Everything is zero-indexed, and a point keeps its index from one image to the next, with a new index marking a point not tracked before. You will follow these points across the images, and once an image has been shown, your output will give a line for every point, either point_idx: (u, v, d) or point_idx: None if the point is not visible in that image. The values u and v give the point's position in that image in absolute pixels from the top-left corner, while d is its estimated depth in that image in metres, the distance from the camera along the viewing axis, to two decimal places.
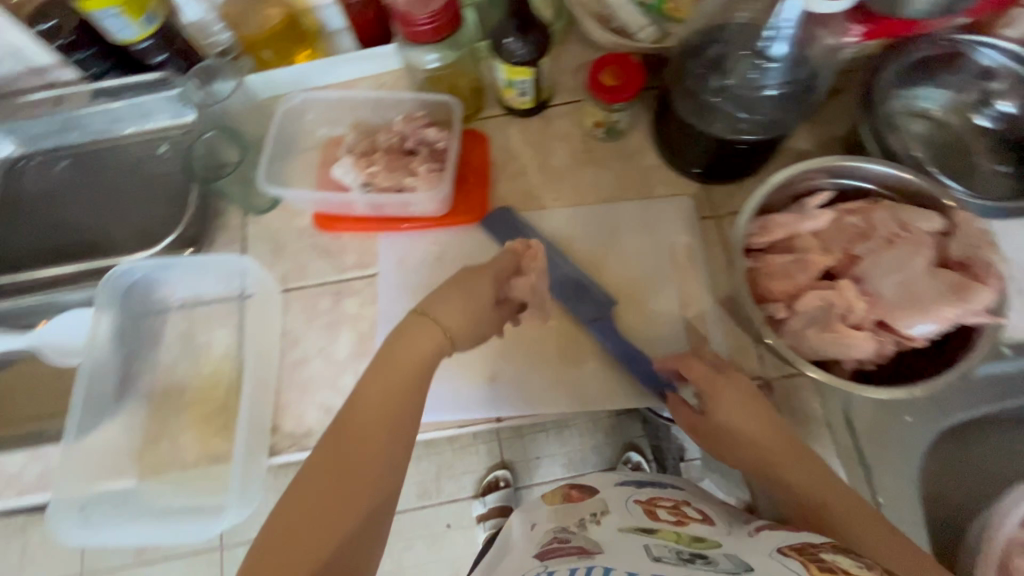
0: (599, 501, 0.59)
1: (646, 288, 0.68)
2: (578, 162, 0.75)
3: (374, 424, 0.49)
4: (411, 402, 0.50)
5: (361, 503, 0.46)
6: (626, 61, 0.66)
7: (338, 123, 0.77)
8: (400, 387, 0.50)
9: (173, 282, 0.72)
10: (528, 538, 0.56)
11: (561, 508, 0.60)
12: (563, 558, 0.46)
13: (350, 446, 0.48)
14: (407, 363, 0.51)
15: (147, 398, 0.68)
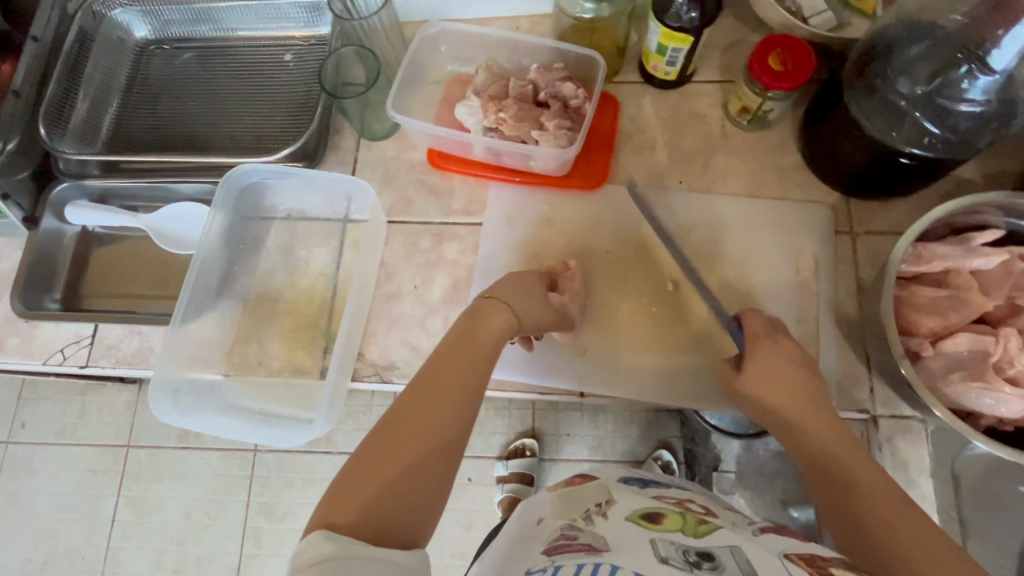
0: (602, 489, 0.56)
1: (761, 294, 0.64)
2: (711, 146, 0.70)
3: (454, 386, 0.49)
4: (481, 371, 0.51)
5: (435, 464, 0.45)
6: (799, 46, 0.60)
7: (468, 61, 0.74)
8: (480, 357, 0.51)
9: (282, 191, 0.72)
10: (532, 533, 0.52)
11: (565, 494, 0.57)
12: (572, 556, 0.43)
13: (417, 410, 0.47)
14: (487, 339, 0.52)
15: (243, 299, 0.70)
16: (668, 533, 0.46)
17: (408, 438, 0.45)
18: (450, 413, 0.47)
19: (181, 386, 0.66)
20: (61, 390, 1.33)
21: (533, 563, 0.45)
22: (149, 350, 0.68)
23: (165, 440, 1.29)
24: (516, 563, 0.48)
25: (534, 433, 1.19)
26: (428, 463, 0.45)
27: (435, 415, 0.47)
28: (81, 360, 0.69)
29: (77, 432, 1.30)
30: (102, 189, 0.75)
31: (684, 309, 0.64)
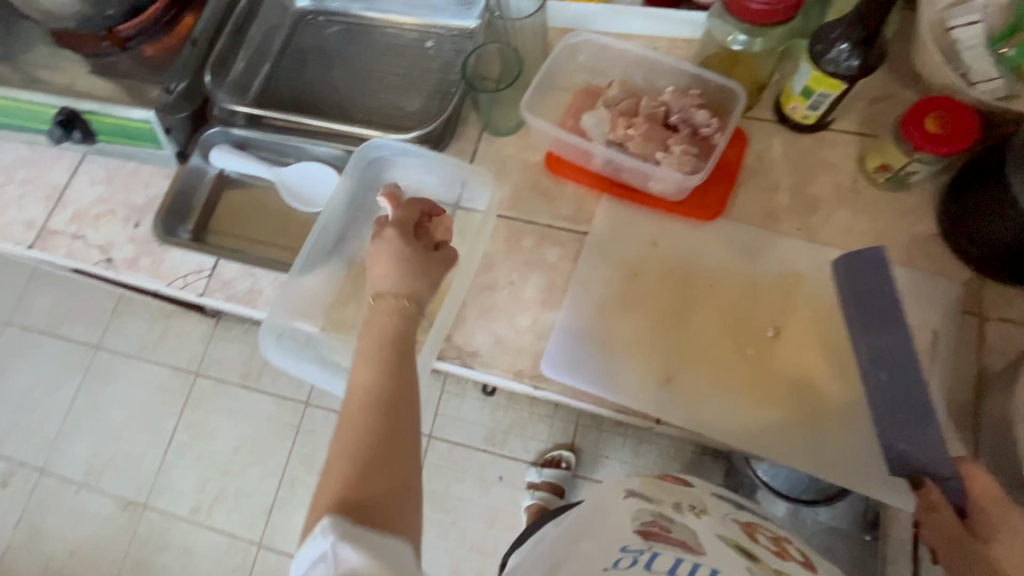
0: (697, 499, 0.56)
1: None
2: (838, 199, 0.68)
3: (374, 397, 0.44)
4: (402, 354, 0.47)
5: (393, 468, 0.41)
6: (962, 111, 0.57)
7: (601, 73, 0.75)
8: (396, 340, 0.48)
9: (404, 169, 0.76)
10: (618, 505, 0.51)
11: (655, 486, 0.56)
12: (668, 546, 0.43)
13: (374, 415, 0.43)
14: (395, 338, 0.48)
15: (349, 263, 0.74)
16: (764, 572, 0.44)
17: (365, 437, 0.42)
18: (393, 416, 0.43)
19: (284, 332, 0.70)
20: (153, 312, 1.46)
21: (628, 541, 0.44)
22: (259, 291, 0.74)
23: (230, 376, 1.38)
24: (603, 531, 0.47)
25: (572, 447, 1.19)
26: (388, 468, 0.41)
27: (371, 418, 0.43)
28: (199, 289, 0.75)
29: (159, 351, 1.42)
30: (243, 138, 0.81)
31: (786, 356, 0.62)
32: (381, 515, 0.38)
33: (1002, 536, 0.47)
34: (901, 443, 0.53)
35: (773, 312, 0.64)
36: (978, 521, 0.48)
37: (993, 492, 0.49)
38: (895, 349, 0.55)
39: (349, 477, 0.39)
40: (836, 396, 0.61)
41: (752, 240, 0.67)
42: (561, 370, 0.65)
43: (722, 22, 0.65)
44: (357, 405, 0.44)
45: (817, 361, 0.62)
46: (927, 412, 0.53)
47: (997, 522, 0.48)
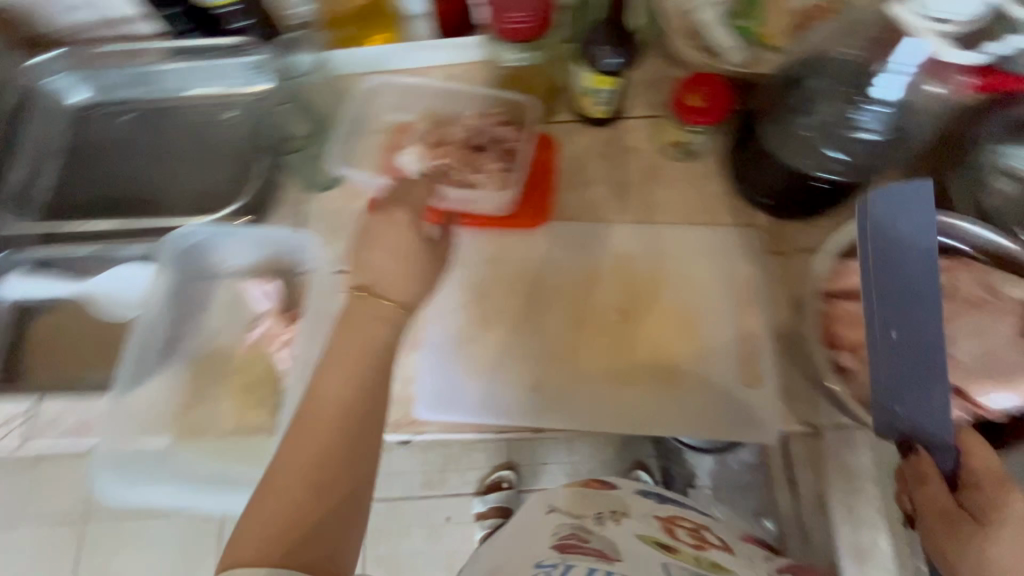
0: (618, 500, 0.55)
1: (707, 318, 0.66)
2: (647, 178, 0.73)
3: (306, 443, 0.44)
4: (362, 367, 0.48)
5: (342, 494, 0.43)
6: (715, 83, 0.64)
7: (408, 110, 0.76)
8: (360, 359, 0.49)
9: (229, 249, 0.71)
10: (540, 523, 0.50)
11: (580, 494, 0.55)
12: (583, 558, 0.43)
13: (314, 429, 0.45)
14: (352, 346, 0.50)
15: (189, 361, 0.69)
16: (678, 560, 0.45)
17: (316, 460, 0.43)
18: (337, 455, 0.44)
19: (126, 459, 0.62)
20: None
21: (542, 556, 0.43)
22: (92, 419, 0.66)
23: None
24: (523, 543, 0.46)
25: (511, 465, 1.01)
26: (323, 508, 0.42)
27: (311, 455, 0.44)
28: (17, 439, 0.66)
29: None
30: (39, 258, 0.73)
31: (641, 334, 0.66)
32: (325, 547, 0.41)
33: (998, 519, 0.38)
34: (898, 408, 0.42)
35: (616, 296, 0.68)
36: (969, 496, 0.41)
37: (994, 472, 0.41)
38: (910, 292, 0.41)
39: (284, 506, 0.41)
40: (688, 359, 0.65)
41: (583, 235, 0.71)
42: (434, 408, 0.64)
43: (495, 45, 0.69)
44: (298, 441, 0.44)
45: (666, 333, 0.66)
46: (943, 376, 0.40)
47: (995, 503, 0.39)
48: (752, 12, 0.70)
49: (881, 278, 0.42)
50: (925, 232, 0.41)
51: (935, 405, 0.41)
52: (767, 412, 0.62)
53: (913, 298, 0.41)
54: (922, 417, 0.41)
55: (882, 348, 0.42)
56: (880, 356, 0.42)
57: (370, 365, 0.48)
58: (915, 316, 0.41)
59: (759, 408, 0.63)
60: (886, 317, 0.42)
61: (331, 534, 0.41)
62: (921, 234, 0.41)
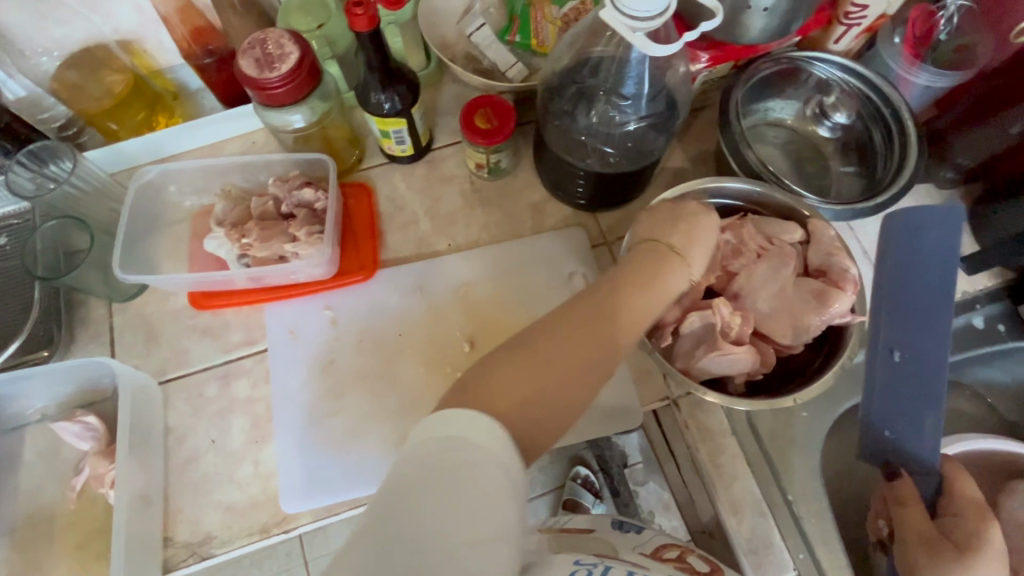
0: (605, 544, 0.49)
1: (641, 308, 0.48)
2: (468, 203, 0.74)
3: (609, 332, 0.46)
4: (639, 297, 0.48)
5: (576, 379, 0.44)
6: (497, 103, 0.66)
7: (206, 191, 0.71)
8: (653, 286, 0.49)
9: (25, 393, 0.63)
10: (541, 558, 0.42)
11: (564, 539, 0.51)
12: (620, 561, 0.42)
13: (580, 326, 0.46)
14: (656, 289, 0.49)
15: (9, 531, 0.60)
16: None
17: (584, 343, 0.45)
18: (600, 352, 0.45)
19: None
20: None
21: (579, 556, 0.42)
22: None
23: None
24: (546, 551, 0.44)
25: None
26: (555, 394, 0.43)
27: (593, 368, 0.45)
28: None
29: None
30: None
31: (609, 298, 0.48)
32: (528, 437, 0.41)
33: (967, 534, 0.51)
34: (890, 432, 0.53)
35: (463, 326, 0.67)
36: (950, 523, 0.53)
37: (973, 500, 0.54)
38: (932, 310, 0.51)
39: (518, 391, 0.41)
40: None
41: (417, 274, 0.70)
42: (302, 497, 0.60)
43: (266, 116, 0.64)
44: (578, 341, 0.45)
45: (671, 288, 0.50)
46: (933, 402, 0.51)
47: (972, 529, 0.52)
48: (519, 28, 0.73)
49: (890, 295, 0.52)
50: (944, 252, 0.50)
51: (921, 428, 0.52)
52: (626, 400, 0.64)
53: (934, 325, 0.51)
54: (909, 435, 0.52)
55: (879, 369, 0.52)
56: (886, 373, 0.52)
57: (644, 298, 0.48)
58: (928, 356, 0.51)
59: (619, 398, 0.64)
60: (892, 340, 0.52)
61: (540, 420, 0.42)
62: (949, 253, 0.50)
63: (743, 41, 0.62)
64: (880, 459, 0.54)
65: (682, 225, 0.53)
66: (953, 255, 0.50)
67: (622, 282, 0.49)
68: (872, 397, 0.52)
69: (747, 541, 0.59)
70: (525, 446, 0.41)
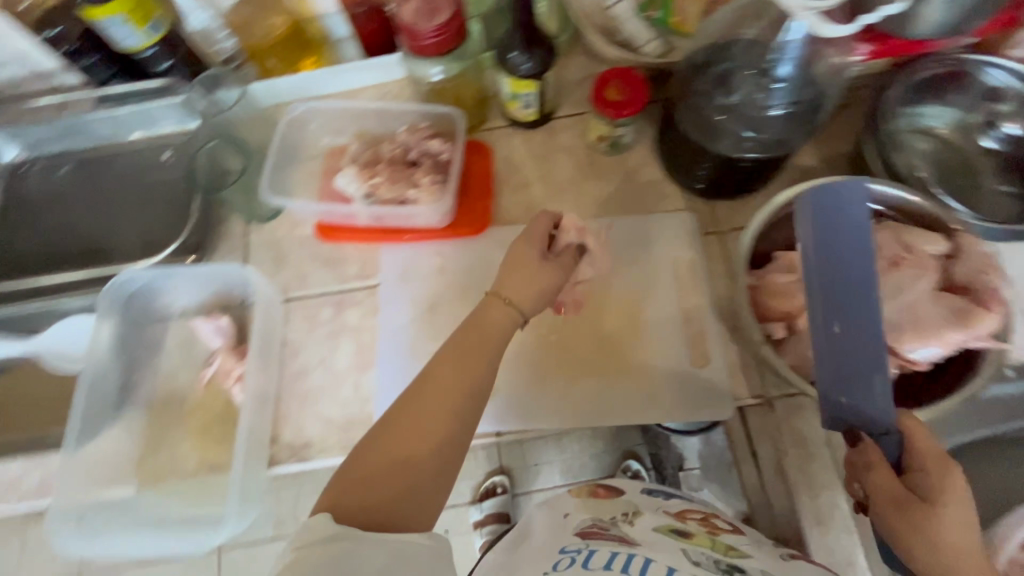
0: (627, 502, 0.59)
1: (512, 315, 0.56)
2: (582, 175, 0.75)
3: (472, 402, 0.51)
4: (489, 352, 0.53)
5: (433, 427, 0.49)
6: (633, 76, 0.66)
7: (342, 132, 0.77)
8: (489, 335, 0.54)
9: (173, 289, 0.71)
10: (560, 525, 0.56)
11: (589, 499, 0.60)
12: (606, 541, 0.49)
13: (434, 390, 0.50)
14: (478, 333, 0.54)
15: (147, 404, 0.69)
16: (696, 546, 0.50)
17: (437, 405, 0.49)
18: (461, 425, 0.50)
19: (88, 511, 0.62)
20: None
21: (567, 542, 0.51)
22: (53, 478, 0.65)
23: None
24: (550, 538, 0.53)
25: (503, 468, 1.09)
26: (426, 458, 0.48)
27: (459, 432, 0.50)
28: None
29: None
30: None
31: (476, 347, 0.53)
32: (408, 496, 0.46)
33: (944, 496, 0.41)
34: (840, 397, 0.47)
35: None
36: (914, 478, 0.43)
37: (930, 452, 0.43)
38: (852, 288, 0.46)
39: (387, 475, 0.46)
40: (635, 350, 0.66)
41: None
42: None
43: (414, 63, 0.69)
44: (438, 415, 0.49)
45: (495, 324, 0.55)
46: (878, 364, 0.45)
47: (941, 485, 0.42)
48: (661, 4, 0.72)
49: (822, 266, 0.47)
50: (858, 228, 0.47)
51: (875, 394, 0.46)
52: (718, 389, 0.64)
53: (863, 297, 0.46)
54: (866, 405, 0.46)
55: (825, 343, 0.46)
56: (828, 348, 0.47)
57: (490, 353, 0.53)
58: (857, 330, 0.46)
59: (712, 386, 0.64)
60: (829, 314, 0.46)
61: (417, 486, 0.47)
62: (856, 225, 0.47)
63: (911, 35, 0.58)
64: (839, 423, 0.47)
65: (524, 245, 0.59)
66: (870, 227, 0.47)
67: (464, 357, 0.53)
68: (822, 368, 0.47)
69: (828, 551, 0.58)
70: (413, 505, 0.46)
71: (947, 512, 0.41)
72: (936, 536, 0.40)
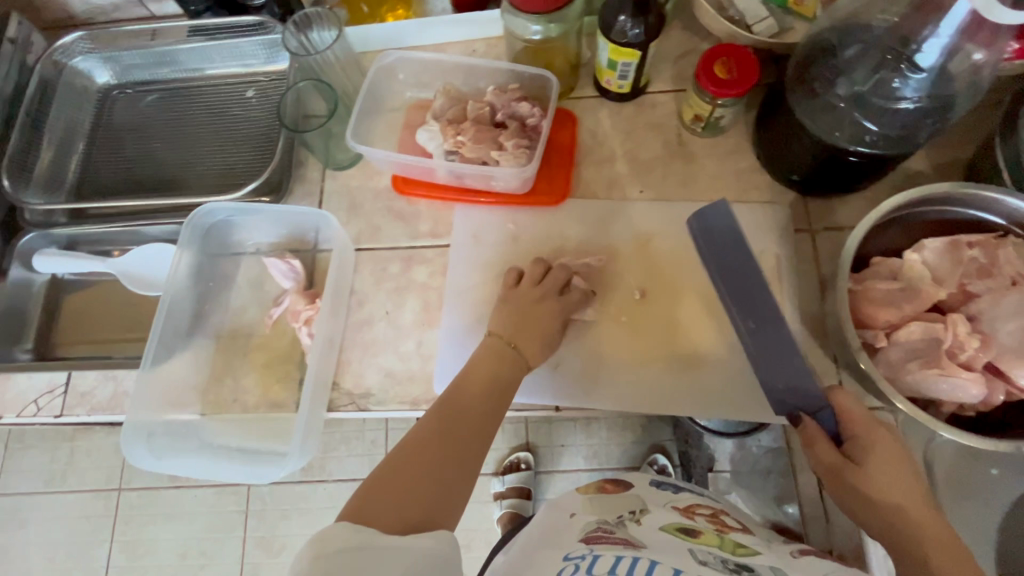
0: (636, 500, 0.56)
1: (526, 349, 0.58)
2: (670, 155, 0.72)
3: (469, 423, 0.51)
4: (502, 387, 0.55)
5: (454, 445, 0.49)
6: (746, 54, 0.62)
7: (427, 87, 0.75)
8: (502, 371, 0.56)
9: (250, 226, 0.72)
10: (564, 527, 0.50)
11: (596, 499, 0.56)
12: (610, 546, 0.43)
13: (449, 416, 0.51)
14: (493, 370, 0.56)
15: (215, 335, 0.70)
16: (705, 546, 0.44)
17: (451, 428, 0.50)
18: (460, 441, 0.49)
19: (157, 429, 0.65)
20: (10, 443, 1.16)
21: (570, 549, 0.44)
22: (123, 394, 0.68)
23: (108, 484, 1.14)
24: (552, 543, 0.47)
25: (528, 446, 1.15)
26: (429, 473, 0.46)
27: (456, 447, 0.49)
28: (55, 409, 0.68)
29: (31, 474, 1.14)
30: (69, 236, 0.75)
31: (478, 380, 0.55)
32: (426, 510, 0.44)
33: (872, 455, 0.46)
34: (781, 386, 0.55)
35: (638, 275, 0.67)
36: (851, 446, 0.48)
37: (860, 415, 0.49)
38: (747, 288, 0.58)
39: (404, 488, 0.45)
40: (706, 343, 0.64)
41: (602, 211, 0.70)
42: None
43: (514, 18, 0.66)
44: (445, 436, 0.49)
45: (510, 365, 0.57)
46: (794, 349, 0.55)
47: (871, 447, 0.47)
48: None
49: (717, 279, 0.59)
50: (734, 239, 0.59)
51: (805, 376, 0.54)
52: None
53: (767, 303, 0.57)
54: (801, 384, 0.54)
55: (751, 344, 0.57)
56: (756, 344, 0.57)
57: (503, 388, 0.55)
58: (773, 324, 0.56)
59: None
60: (745, 316, 0.58)
61: (428, 502, 0.44)
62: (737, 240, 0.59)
63: None
64: (786, 408, 0.54)
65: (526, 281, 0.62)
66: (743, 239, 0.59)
67: (459, 392, 0.53)
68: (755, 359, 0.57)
69: None
70: (429, 518, 0.43)
71: (875, 465, 0.46)
72: (870, 487, 0.45)
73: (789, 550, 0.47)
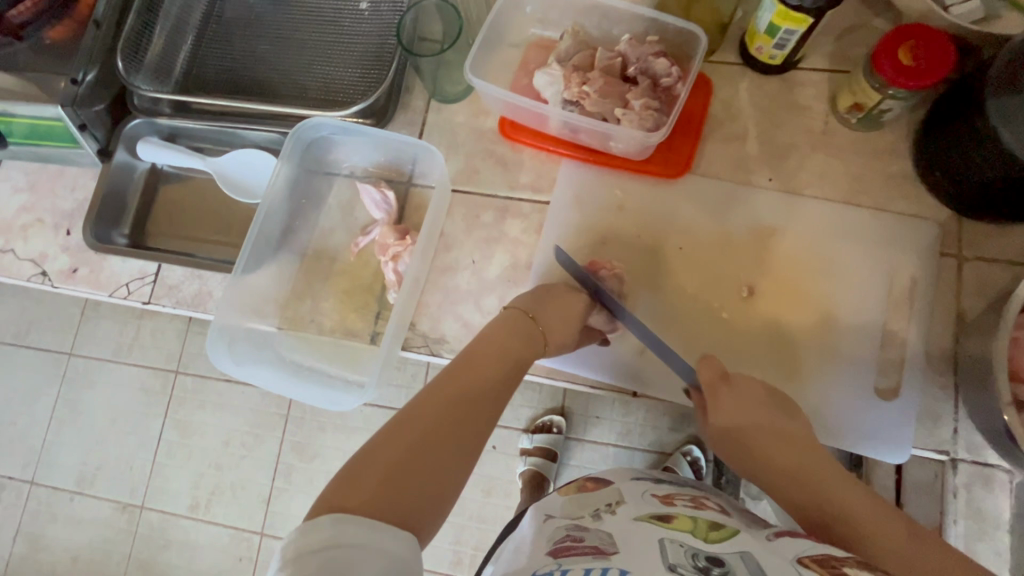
0: (614, 494, 0.49)
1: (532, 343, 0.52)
2: (811, 144, 0.64)
3: (462, 413, 0.44)
4: (502, 378, 0.48)
5: (444, 434, 0.42)
6: (942, 40, 0.53)
7: (553, 25, 0.69)
8: (505, 356, 0.50)
9: (349, 146, 0.70)
10: (537, 534, 0.45)
11: (574, 500, 0.49)
12: (578, 559, 0.37)
13: (445, 402, 0.44)
14: (501, 358, 0.50)
15: (301, 253, 0.70)
16: (677, 534, 0.40)
17: (442, 417, 0.43)
18: (450, 429, 0.43)
19: (237, 336, 0.66)
20: (87, 310, 1.24)
21: (539, 564, 0.39)
22: (207, 294, 0.69)
23: (167, 365, 1.21)
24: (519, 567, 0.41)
25: (563, 411, 1.13)
26: (417, 468, 0.40)
27: (439, 441, 0.42)
28: (144, 296, 0.70)
29: (101, 341, 1.23)
30: (172, 128, 0.75)
31: (476, 371, 0.48)
32: (407, 500, 0.38)
33: (724, 405, 0.49)
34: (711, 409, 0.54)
35: (746, 270, 0.61)
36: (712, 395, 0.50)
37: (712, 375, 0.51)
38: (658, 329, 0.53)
39: (381, 471, 0.39)
40: (811, 361, 0.58)
41: (721, 195, 0.64)
42: None
43: None
44: (434, 420, 0.43)
45: (522, 350, 0.51)
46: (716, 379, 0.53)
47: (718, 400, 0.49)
48: None
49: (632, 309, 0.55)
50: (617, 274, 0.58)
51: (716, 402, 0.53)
52: (898, 432, 0.56)
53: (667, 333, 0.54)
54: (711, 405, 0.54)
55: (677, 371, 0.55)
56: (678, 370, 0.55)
57: (507, 383, 0.49)
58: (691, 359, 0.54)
59: (891, 425, 0.56)
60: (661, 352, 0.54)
61: (410, 497, 0.38)
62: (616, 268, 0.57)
63: None
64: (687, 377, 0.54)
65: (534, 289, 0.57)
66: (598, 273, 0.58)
67: (456, 378, 0.47)
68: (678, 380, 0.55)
69: None
70: (408, 516, 0.37)
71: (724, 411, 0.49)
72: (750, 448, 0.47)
73: (786, 559, 0.36)
